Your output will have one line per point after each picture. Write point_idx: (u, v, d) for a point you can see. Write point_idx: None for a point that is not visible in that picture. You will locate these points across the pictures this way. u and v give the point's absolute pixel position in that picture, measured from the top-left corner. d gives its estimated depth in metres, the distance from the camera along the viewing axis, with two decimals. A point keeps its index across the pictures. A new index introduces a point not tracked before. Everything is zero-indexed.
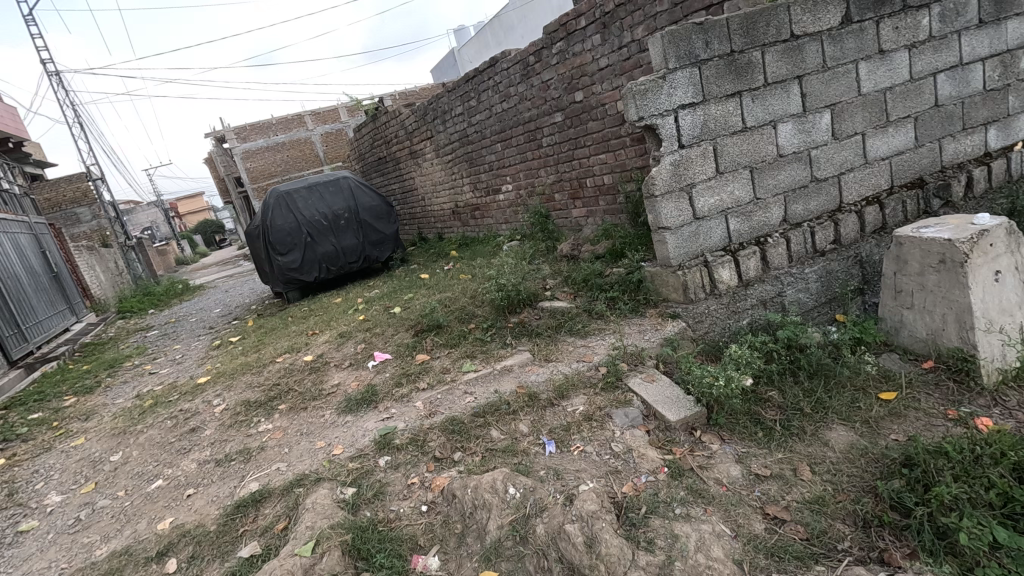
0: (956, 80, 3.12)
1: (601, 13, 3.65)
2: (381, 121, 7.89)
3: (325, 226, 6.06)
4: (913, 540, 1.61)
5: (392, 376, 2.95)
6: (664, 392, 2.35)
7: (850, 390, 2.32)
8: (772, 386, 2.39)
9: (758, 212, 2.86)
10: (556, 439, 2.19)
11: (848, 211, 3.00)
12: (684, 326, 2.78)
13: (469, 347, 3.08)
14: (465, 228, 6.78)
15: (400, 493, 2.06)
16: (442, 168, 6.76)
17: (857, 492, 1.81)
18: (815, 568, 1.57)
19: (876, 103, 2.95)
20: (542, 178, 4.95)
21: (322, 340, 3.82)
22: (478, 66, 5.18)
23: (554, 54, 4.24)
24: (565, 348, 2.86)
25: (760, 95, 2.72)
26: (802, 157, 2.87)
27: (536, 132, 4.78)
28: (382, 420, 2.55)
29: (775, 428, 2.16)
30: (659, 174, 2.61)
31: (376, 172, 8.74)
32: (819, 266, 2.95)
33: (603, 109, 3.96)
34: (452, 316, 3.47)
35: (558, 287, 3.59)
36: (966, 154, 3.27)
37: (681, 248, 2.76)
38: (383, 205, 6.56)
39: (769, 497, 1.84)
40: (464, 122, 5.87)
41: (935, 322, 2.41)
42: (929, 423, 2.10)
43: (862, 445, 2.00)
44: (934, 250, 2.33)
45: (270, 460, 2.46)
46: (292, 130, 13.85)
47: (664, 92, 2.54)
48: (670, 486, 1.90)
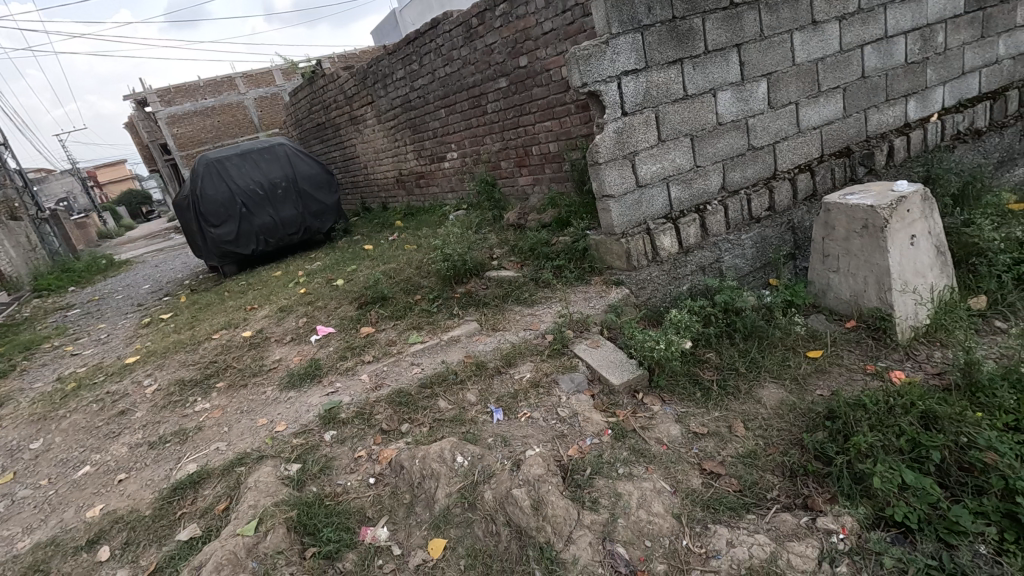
0: (881, 52, 3.25)
1: None
2: (318, 84, 7.51)
3: (262, 196, 5.76)
4: (833, 486, 1.73)
5: (336, 350, 2.87)
6: (608, 357, 2.41)
7: (781, 350, 2.45)
8: (710, 348, 2.50)
9: (699, 180, 2.93)
10: (503, 407, 2.21)
11: (782, 179, 3.11)
12: (628, 292, 2.85)
13: (416, 318, 3.04)
14: (410, 197, 6.62)
15: (347, 467, 2.03)
16: (384, 135, 6.53)
17: (786, 445, 1.93)
18: (746, 516, 1.67)
19: (808, 73, 3.05)
20: (488, 146, 4.87)
21: (262, 315, 3.67)
22: (419, 28, 4.98)
23: (497, 17, 4.12)
24: (512, 317, 2.87)
25: (700, 63, 2.75)
26: (740, 126, 2.94)
27: (481, 98, 4.68)
28: (327, 394, 2.49)
29: (712, 387, 2.27)
30: (602, 142, 2.61)
31: (315, 139, 8.35)
32: (754, 233, 3.06)
33: (547, 75, 3.91)
34: (397, 288, 3.41)
35: (505, 257, 3.58)
36: (888, 125, 3.44)
37: (624, 216, 2.80)
38: (323, 174, 6.30)
39: (706, 453, 1.94)
40: (406, 86, 5.66)
41: (857, 284, 2.56)
42: (850, 378, 2.25)
43: (791, 401, 2.12)
44: (858, 216, 2.46)
45: (208, 440, 2.37)
46: (222, 93, 12.99)
47: (607, 58, 2.52)
48: (614, 447, 1.97)
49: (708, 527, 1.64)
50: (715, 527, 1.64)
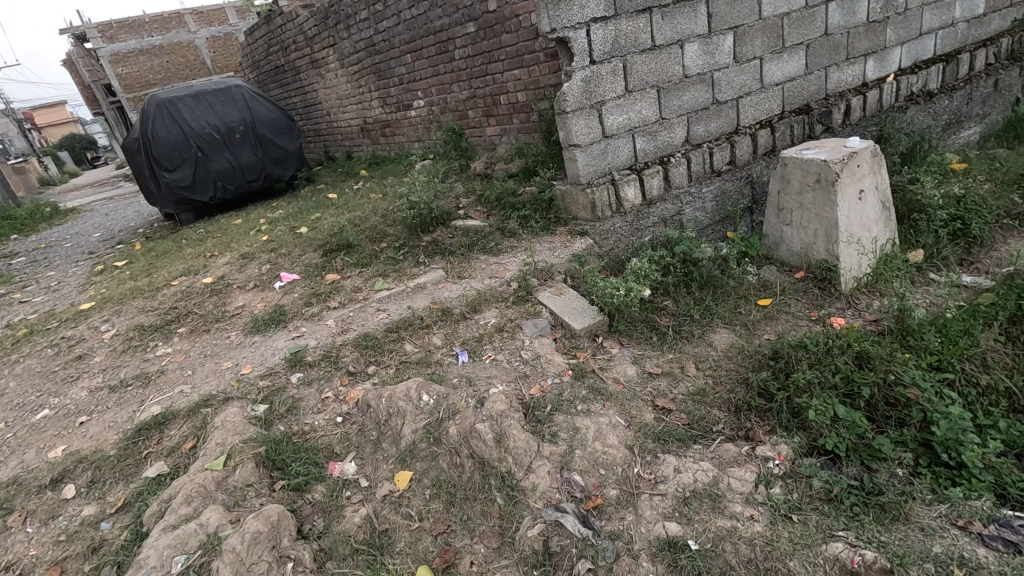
0: (845, 10, 3.30)
1: None
2: (276, 24, 7.12)
3: (218, 140, 5.53)
4: (773, 419, 1.88)
5: (301, 296, 2.87)
6: (570, 303, 2.49)
7: (733, 298, 2.58)
8: (667, 296, 2.60)
9: (664, 132, 2.96)
10: (468, 350, 2.28)
11: (743, 134, 3.18)
12: (591, 242, 2.91)
13: (381, 266, 3.04)
14: (375, 145, 6.45)
15: (314, 407, 2.08)
16: (347, 80, 6.30)
17: (732, 384, 2.06)
18: (693, 447, 1.80)
19: (774, 28, 3.08)
20: (455, 94, 4.77)
21: (223, 262, 3.60)
22: None
23: None
24: (478, 265, 2.91)
25: (669, 12, 2.74)
26: (705, 79, 2.97)
27: (448, 43, 4.55)
28: (292, 338, 2.51)
29: (668, 332, 2.38)
30: (570, 90, 2.61)
31: (273, 82, 7.98)
32: (715, 186, 3.15)
33: (516, 21, 3.83)
34: (363, 236, 3.39)
35: (471, 206, 3.58)
36: (847, 83, 3.53)
37: (590, 166, 2.83)
38: (283, 118, 6.05)
39: (659, 391, 2.06)
40: (370, 28, 5.43)
41: (808, 236, 2.69)
42: (796, 324, 2.40)
43: (740, 345, 2.26)
44: (811, 171, 2.56)
45: (172, 383, 2.36)
46: (170, 30, 12.15)
47: (576, 4, 2.50)
48: (573, 386, 2.07)
49: (657, 456, 1.77)
50: (664, 456, 1.77)
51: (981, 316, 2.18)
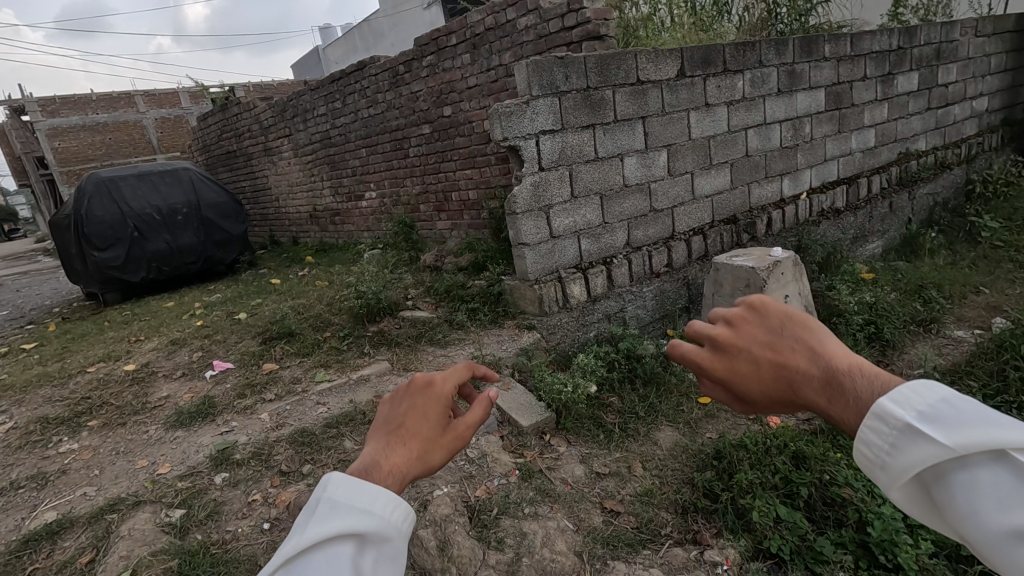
0: (761, 136, 3.75)
1: (472, 34, 3.83)
2: (231, 112, 7.29)
3: (158, 221, 5.41)
4: (719, 521, 1.88)
5: (234, 387, 2.70)
6: (518, 400, 2.48)
7: (676, 395, 2.65)
8: (613, 392, 2.65)
9: (606, 235, 3.15)
10: None
11: (679, 239, 3.43)
12: (539, 337, 2.95)
13: (323, 356, 2.93)
14: (323, 233, 6.48)
15: (238, 512, 1.89)
16: (300, 168, 6.41)
17: (678, 483, 2.08)
18: (643, 552, 1.76)
19: (702, 148, 3.45)
20: (408, 188, 4.96)
21: (149, 348, 3.38)
22: (345, 68, 5.03)
23: (424, 67, 4.30)
24: (424, 357, 2.87)
25: (610, 130, 3.03)
26: (643, 189, 3.24)
27: (404, 141, 4.77)
28: (220, 434, 2.33)
29: (614, 429, 2.40)
30: (520, 193, 2.79)
31: (223, 166, 8.00)
32: (654, 286, 3.33)
33: (470, 127, 4.12)
34: (306, 324, 3.27)
35: (420, 297, 3.56)
36: (767, 199, 3.92)
37: (538, 264, 2.94)
38: (231, 202, 5.99)
39: (607, 492, 2.04)
40: (327, 123, 5.62)
41: None
42: (736, 422, 2.49)
43: (683, 443, 2.30)
44: (742, 276, 2.78)
45: (74, 485, 2.11)
46: (117, 109, 12.02)
47: (527, 117, 2.73)
48: (521, 487, 2.01)
49: (606, 563, 1.72)
50: (613, 563, 1.72)
51: None
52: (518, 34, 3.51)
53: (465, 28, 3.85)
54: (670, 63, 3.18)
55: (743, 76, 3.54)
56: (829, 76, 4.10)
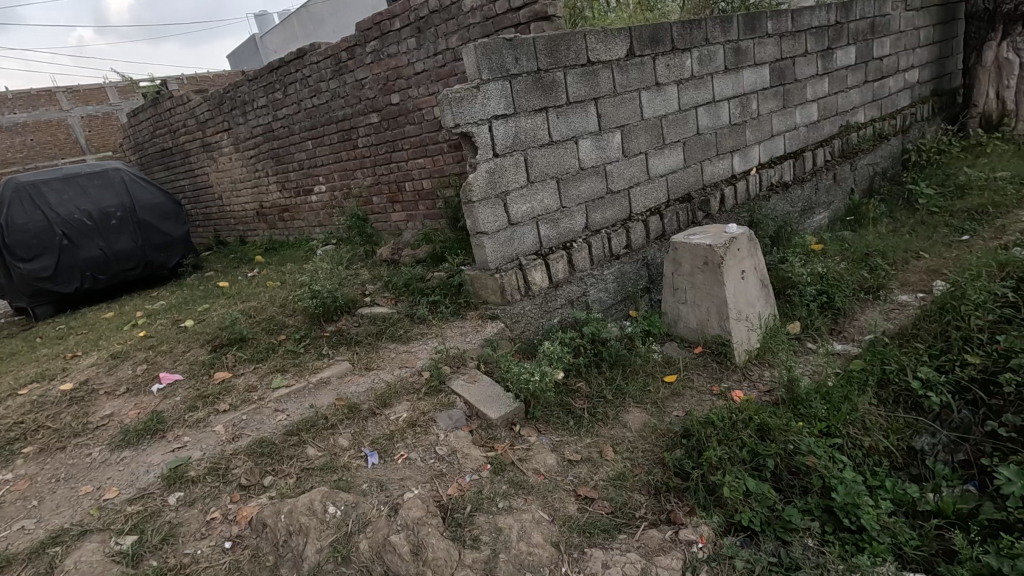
0: (711, 114, 3.79)
1: (415, 17, 3.70)
2: (163, 106, 6.87)
3: (89, 226, 5.04)
4: (691, 499, 1.90)
5: (185, 400, 2.55)
6: (485, 392, 2.43)
7: (642, 375, 2.67)
8: (580, 377, 2.64)
9: (565, 219, 3.12)
10: (379, 450, 2.14)
11: (636, 220, 3.44)
12: (503, 326, 2.91)
13: (279, 360, 2.81)
14: (272, 230, 6.22)
15: (196, 532, 1.79)
16: (242, 164, 6.12)
17: (649, 465, 2.09)
18: (619, 536, 1.76)
19: (654, 127, 3.45)
20: (359, 181, 4.80)
21: (87, 364, 3.16)
22: (283, 56, 4.79)
23: (367, 53, 4.14)
24: (386, 354, 2.79)
25: (563, 112, 2.99)
26: (599, 171, 3.22)
27: (351, 132, 4.59)
28: (171, 451, 2.19)
29: (583, 415, 2.39)
30: (475, 180, 2.72)
31: (159, 165, 7.56)
32: (615, 268, 3.33)
33: (419, 114, 4.00)
34: (258, 327, 3.12)
35: (378, 292, 3.45)
36: (720, 176, 3.98)
37: (498, 252, 2.89)
38: (170, 202, 5.69)
39: (580, 479, 2.03)
40: (269, 115, 5.37)
41: (702, 314, 2.89)
42: (701, 398, 2.53)
43: (652, 424, 2.31)
44: (700, 254, 2.81)
45: (9, 519, 1.95)
46: (38, 108, 11.19)
47: (478, 102, 2.65)
48: (493, 481, 1.98)
49: (584, 551, 1.71)
50: (591, 551, 1.71)
51: (856, 381, 2.56)
52: (464, 17, 3.40)
53: (409, 11, 3.72)
54: (619, 43, 3.15)
55: (691, 54, 3.56)
56: (773, 52, 4.17)
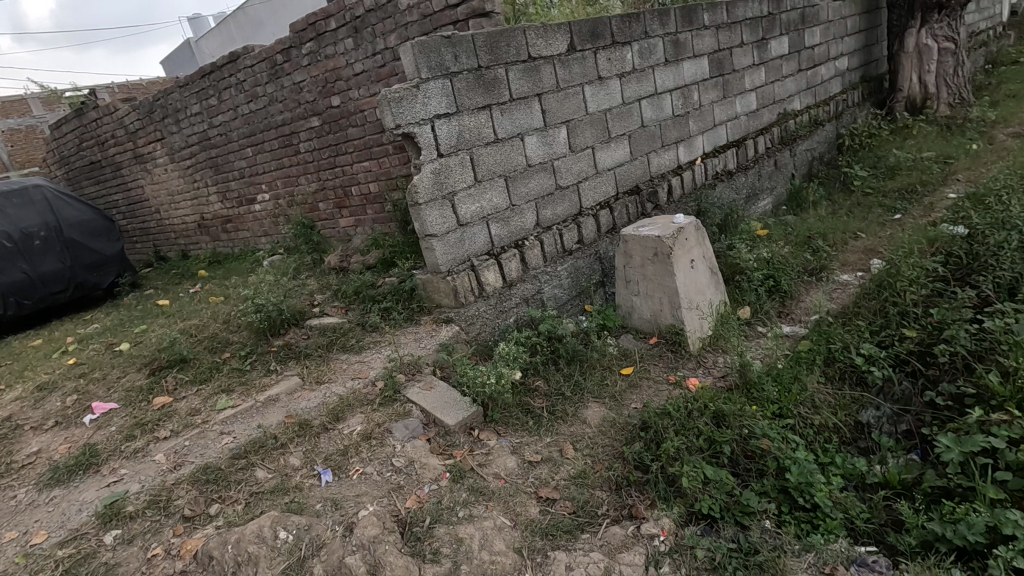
0: (654, 106, 3.84)
1: (351, 16, 3.59)
2: (89, 117, 6.47)
3: (10, 248, 4.69)
4: (651, 491, 1.90)
5: (121, 429, 2.39)
6: (441, 398, 2.38)
7: (599, 370, 2.67)
8: (538, 376, 2.62)
9: (515, 217, 3.09)
10: (332, 466, 2.06)
11: (587, 214, 3.44)
12: (458, 329, 2.86)
13: (224, 380, 2.67)
14: (215, 243, 5.96)
15: (136, 572, 1.67)
16: (179, 174, 5.83)
17: (610, 460, 2.08)
18: (581, 536, 1.75)
19: (600, 121, 3.46)
20: (303, 187, 4.64)
21: (12, 398, 2.92)
22: (215, 60, 4.58)
23: (304, 55, 3.99)
24: (337, 366, 2.69)
25: (507, 109, 2.95)
26: (547, 167, 3.20)
27: (292, 137, 4.43)
28: (106, 486, 2.05)
29: (543, 414, 2.37)
30: (420, 182, 2.65)
31: (87, 179, 7.13)
32: (568, 264, 3.32)
33: (362, 116, 3.90)
34: (201, 346, 2.97)
35: (327, 302, 3.34)
36: (666, 167, 4.03)
37: (449, 254, 2.83)
38: (97, 219, 5.41)
39: (541, 480, 2.00)
40: (203, 122, 5.13)
41: (655, 304, 2.91)
42: (658, 388, 2.55)
43: (611, 418, 2.31)
44: (649, 245, 2.83)
45: None
46: None
47: (419, 102, 2.59)
48: (453, 490, 1.93)
49: (547, 555, 1.69)
50: (554, 554, 1.69)
51: (804, 361, 2.64)
52: (401, 15, 3.33)
53: (344, 11, 3.61)
54: (560, 38, 3.14)
55: (631, 47, 3.58)
56: (710, 44, 4.25)
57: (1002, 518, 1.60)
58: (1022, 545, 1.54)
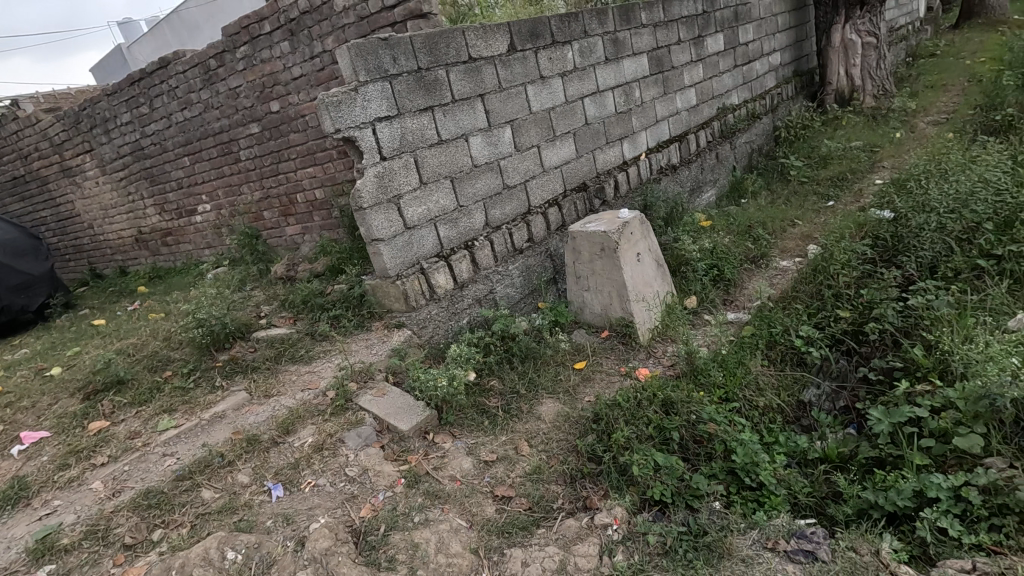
0: (597, 104, 3.90)
1: (286, 19, 3.51)
2: (8, 129, 6.08)
3: None
4: (605, 482, 1.94)
5: (53, 459, 2.26)
6: (394, 404, 2.35)
7: (552, 366, 2.70)
8: (492, 376, 2.62)
9: (464, 218, 3.09)
10: (283, 481, 2.01)
11: (536, 213, 3.47)
12: (410, 333, 2.84)
13: (166, 400, 2.56)
14: (155, 257, 5.70)
15: None
16: (112, 187, 5.55)
17: (564, 454, 2.11)
18: (536, 532, 1.78)
19: (544, 120, 3.49)
20: (246, 196, 4.50)
21: None
22: (144, 66, 4.38)
23: (238, 59, 3.87)
24: (287, 378, 2.63)
25: (450, 111, 2.95)
26: (493, 167, 3.21)
27: (231, 144, 4.29)
28: (38, 520, 1.93)
29: (498, 413, 2.38)
30: (364, 187, 2.61)
31: (10, 195, 6.69)
32: (519, 263, 3.34)
33: (303, 121, 3.81)
34: (139, 366, 2.84)
35: (274, 313, 3.25)
36: (612, 163, 4.11)
37: (397, 258, 2.80)
38: (21, 239, 5.05)
39: (497, 479, 2.01)
40: (135, 132, 4.90)
41: (605, 298, 2.96)
42: (611, 381, 2.60)
43: (565, 412, 2.34)
44: (596, 240, 2.88)
45: None
46: None
47: (358, 105, 2.55)
48: (408, 496, 1.92)
49: (504, 553, 1.70)
50: (510, 551, 1.71)
51: (748, 345, 2.74)
52: (338, 17, 3.27)
53: (278, 13, 3.52)
54: (500, 38, 3.15)
55: (572, 46, 3.63)
56: (648, 42, 4.35)
57: (927, 483, 1.72)
58: (945, 506, 1.65)
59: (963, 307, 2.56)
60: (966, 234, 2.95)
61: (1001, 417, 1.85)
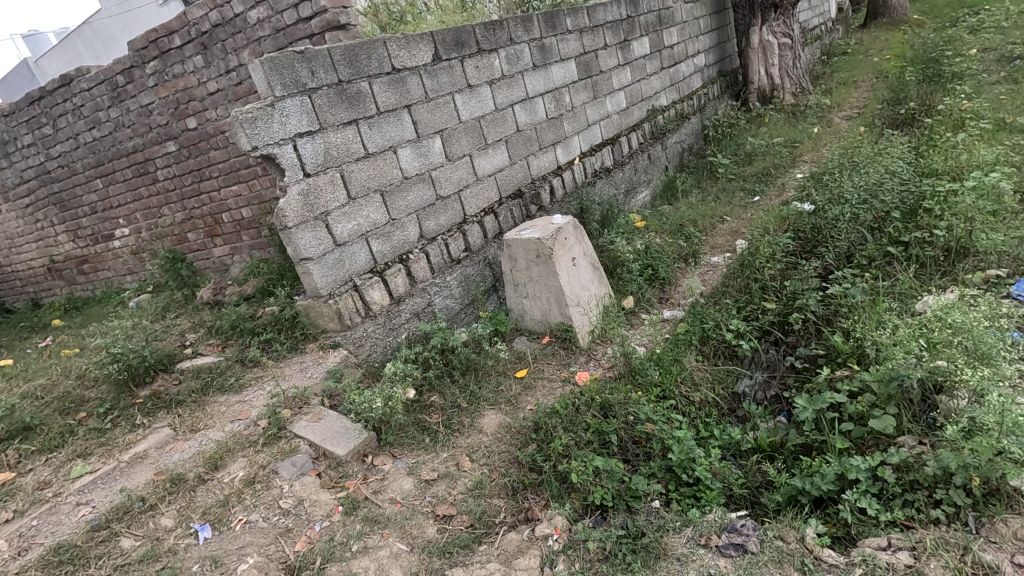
0: (527, 110, 3.93)
1: (198, 32, 3.36)
2: None
3: None
4: (547, 492, 1.95)
5: None
6: (330, 428, 2.27)
7: (494, 376, 2.69)
8: (433, 391, 2.58)
9: (397, 231, 3.03)
10: (211, 521, 1.90)
11: (471, 222, 3.45)
12: (346, 353, 2.76)
13: (80, 444, 2.38)
14: (71, 287, 5.32)
15: None
16: (17, 214, 5.14)
17: (505, 466, 2.10)
18: (478, 549, 1.76)
19: (474, 129, 3.48)
20: (167, 218, 4.27)
21: None
22: (44, 84, 4.09)
23: (149, 74, 3.67)
24: (215, 411, 2.50)
25: (375, 123, 2.89)
26: (425, 178, 3.17)
27: (147, 164, 4.06)
28: None
29: (439, 429, 2.35)
30: (287, 205, 2.52)
31: None
32: (457, 273, 3.31)
33: (223, 137, 3.66)
34: (50, 409, 2.63)
35: (201, 341, 3.10)
36: (546, 168, 4.15)
37: (328, 277, 2.71)
38: None
39: (438, 498, 1.98)
40: (39, 154, 4.56)
41: (543, 304, 2.97)
42: (553, 387, 2.60)
43: (507, 423, 2.33)
44: (531, 247, 2.89)
45: None
46: None
47: (276, 121, 2.46)
48: (346, 524, 1.86)
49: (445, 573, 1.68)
50: (452, 571, 1.68)
51: (683, 341, 2.82)
52: (253, 29, 3.17)
53: (189, 26, 3.37)
54: (424, 48, 3.12)
55: (498, 54, 3.64)
56: (576, 47, 4.42)
57: (847, 465, 1.79)
58: (864, 486, 1.74)
59: (876, 293, 2.72)
60: (876, 223, 3.13)
61: (910, 397, 1.97)
